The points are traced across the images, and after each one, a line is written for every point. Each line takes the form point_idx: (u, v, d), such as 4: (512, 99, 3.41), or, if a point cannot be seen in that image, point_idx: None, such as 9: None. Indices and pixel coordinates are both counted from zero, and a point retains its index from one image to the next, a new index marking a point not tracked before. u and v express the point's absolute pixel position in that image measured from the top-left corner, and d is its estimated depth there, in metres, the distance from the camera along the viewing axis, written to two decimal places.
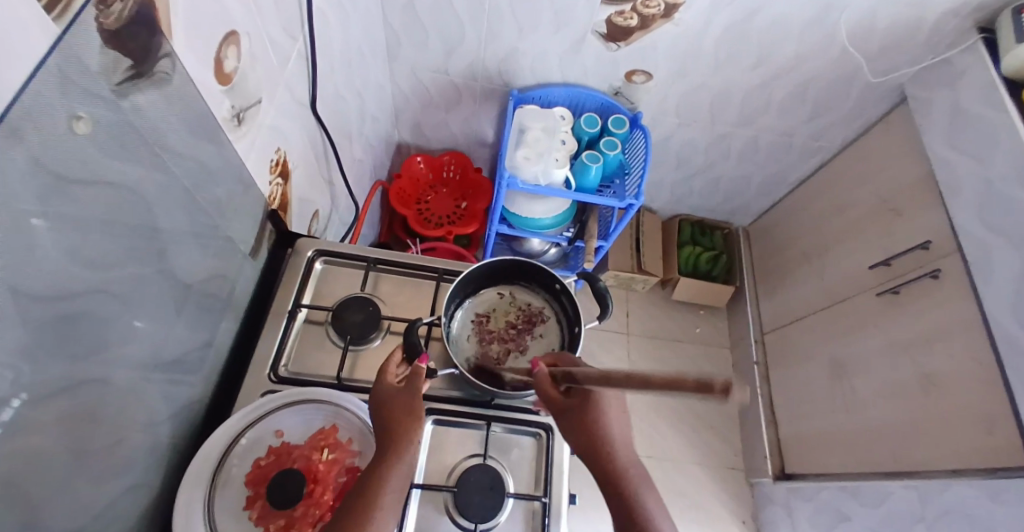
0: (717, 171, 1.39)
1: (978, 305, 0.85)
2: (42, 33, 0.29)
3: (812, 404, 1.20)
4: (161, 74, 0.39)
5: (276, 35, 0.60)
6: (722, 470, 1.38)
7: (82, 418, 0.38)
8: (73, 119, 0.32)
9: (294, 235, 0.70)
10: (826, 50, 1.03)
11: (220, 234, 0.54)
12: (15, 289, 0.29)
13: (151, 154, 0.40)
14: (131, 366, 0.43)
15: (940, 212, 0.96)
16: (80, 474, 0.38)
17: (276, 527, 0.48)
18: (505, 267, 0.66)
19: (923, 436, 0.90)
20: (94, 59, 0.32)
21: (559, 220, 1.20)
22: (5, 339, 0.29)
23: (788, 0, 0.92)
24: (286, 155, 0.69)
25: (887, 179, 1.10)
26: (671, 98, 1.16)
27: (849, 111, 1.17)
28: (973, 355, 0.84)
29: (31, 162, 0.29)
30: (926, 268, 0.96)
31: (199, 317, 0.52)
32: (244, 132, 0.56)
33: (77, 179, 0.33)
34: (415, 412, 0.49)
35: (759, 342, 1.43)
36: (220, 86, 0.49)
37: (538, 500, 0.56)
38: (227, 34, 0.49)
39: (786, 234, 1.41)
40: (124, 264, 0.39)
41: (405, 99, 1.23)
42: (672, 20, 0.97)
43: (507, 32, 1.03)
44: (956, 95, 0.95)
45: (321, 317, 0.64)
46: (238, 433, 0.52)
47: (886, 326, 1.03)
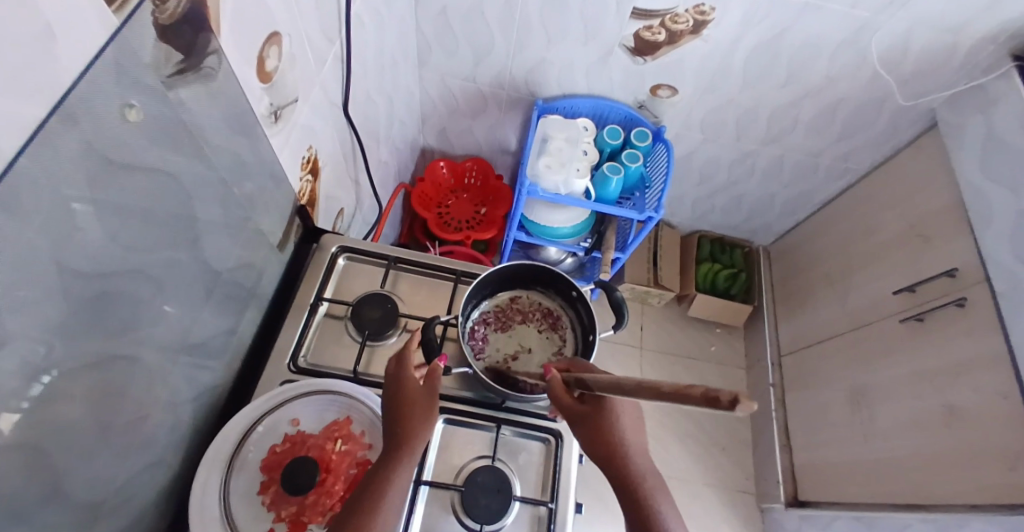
0: (740, 188, 1.38)
1: (1005, 336, 0.82)
2: (103, 24, 0.31)
3: (829, 430, 1.18)
4: (207, 69, 0.41)
5: (315, 38, 0.62)
6: (733, 492, 1.35)
7: (111, 392, 0.39)
8: (126, 107, 0.34)
9: (320, 231, 0.72)
10: (858, 71, 1.02)
11: (250, 225, 0.56)
12: (60, 265, 0.31)
13: (193, 144, 0.42)
14: (160, 347, 0.45)
15: (969, 240, 0.94)
16: (105, 446, 0.40)
17: (288, 513, 0.49)
18: (523, 272, 0.67)
19: (943, 469, 0.87)
20: (148, 52, 0.34)
21: (577, 230, 1.21)
22: (46, 311, 0.31)
23: (820, 20, 0.92)
24: (317, 154, 0.72)
25: (915, 204, 1.08)
26: (697, 113, 1.16)
27: (878, 134, 1.16)
28: (998, 388, 0.82)
29: (84, 146, 0.31)
30: (953, 296, 0.94)
31: (225, 304, 0.54)
32: (280, 129, 0.58)
33: (125, 164, 0.35)
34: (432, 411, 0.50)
35: (776, 364, 1.41)
36: (261, 84, 0.51)
37: (544, 506, 0.57)
38: (270, 35, 0.51)
39: (809, 255, 1.39)
40: (161, 248, 0.41)
41: (432, 105, 1.26)
42: (700, 37, 0.98)
43: (536, 42, 1.05)
44: (990, 122, 0.94)
45: (340, 312, 0.66)
46: (256, 419, 0.53)
47: (909, 353, 1.00)
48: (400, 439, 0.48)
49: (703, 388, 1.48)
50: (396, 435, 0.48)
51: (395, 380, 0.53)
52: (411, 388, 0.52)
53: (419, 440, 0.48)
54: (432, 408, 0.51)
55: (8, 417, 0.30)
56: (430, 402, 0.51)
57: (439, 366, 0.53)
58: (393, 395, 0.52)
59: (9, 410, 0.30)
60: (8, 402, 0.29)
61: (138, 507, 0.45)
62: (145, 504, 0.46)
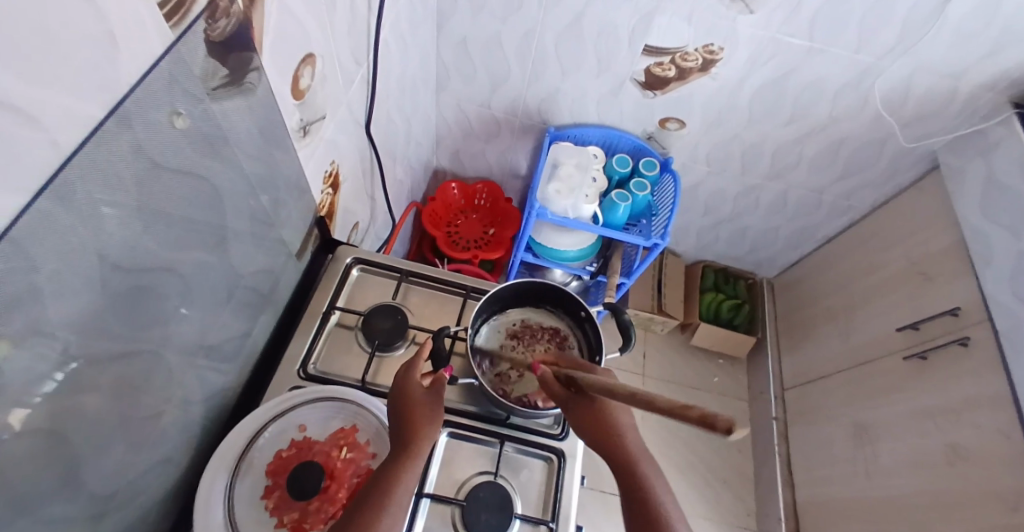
0: (745, 221, 1.40)
1: (1009, 377, 0.83)
2: (161, 38, 0.33)
3: (831, 467, 1.16)
4: (248, 84, 0.44)
5: (345, 60, 0.66)
6: (733, 528, 1.32)
7: (132, 386, 0.41)
8: (174, 115, 0.36)
9: (336, 243, 0.74)
10: (860, 113, 1.05)
11: (273, 232, 0.58)
12: (101, 258, 0.33)
13: (228, 153, 0.44)
14: (181, 344, 0.46)
15: (972, 280, 0.95)
16: (122, 439, 0.41)
17: (289, 519, 0.50)
18: (533, 290, 0.68)
19: (946, 510, 0.86)
20: (197, 65, 0.37)
21: (584, 253, 1.22)
22: (84, 301, 0.33)
23: (824, 63, 0.96)
24: (338, 169, 0.74)
25: (918, 243, 1.10)
26: (703, 146, 1.20)
27: (881, 174, 1.18)
28: (1002, 429, 0.82)
29: (134, 148, 0.33)
30: (956, 335, 0.95)
31: (243, 308, 0.56)
32: (307, 143, 0.61)
33: (167, 168, 0.37)
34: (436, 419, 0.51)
35: (778, 397, 1.40)
36: (293, 100, 0.54)
37: (544, 525, 0.56)
38: (305, 55, 0.54)
39: (813, 290, 1.40)
40: (190, 249, 0.43)
41: (448, 128, 1.30)
42: (708, 74, 1.02)
43: (551, 73, 1.09)
44: (990, 167, 0.96)
45: (351, 322, 0.67)
46: (264, 424, 0.54)
47: (912, 392, 1.00)
48: (405, 444, 0.48)
49: (704, 418, 1.47)
50: (401, 441, 0.49)
51: (399, 389, 0.53)
52: (415, 395, 0.52)
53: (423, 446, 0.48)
54: (438, 418, 0.51)
55: (19, 412, 0.30)
56: (437, 411, 0.51)
57: (445, 376, 0.54)
58: (397, 399, 0.52)
59: (22, 405, 0.30)
60: (21, 398, 0.29)
61: (145, 503, 0.46)
62: (152, 502, 0.47)
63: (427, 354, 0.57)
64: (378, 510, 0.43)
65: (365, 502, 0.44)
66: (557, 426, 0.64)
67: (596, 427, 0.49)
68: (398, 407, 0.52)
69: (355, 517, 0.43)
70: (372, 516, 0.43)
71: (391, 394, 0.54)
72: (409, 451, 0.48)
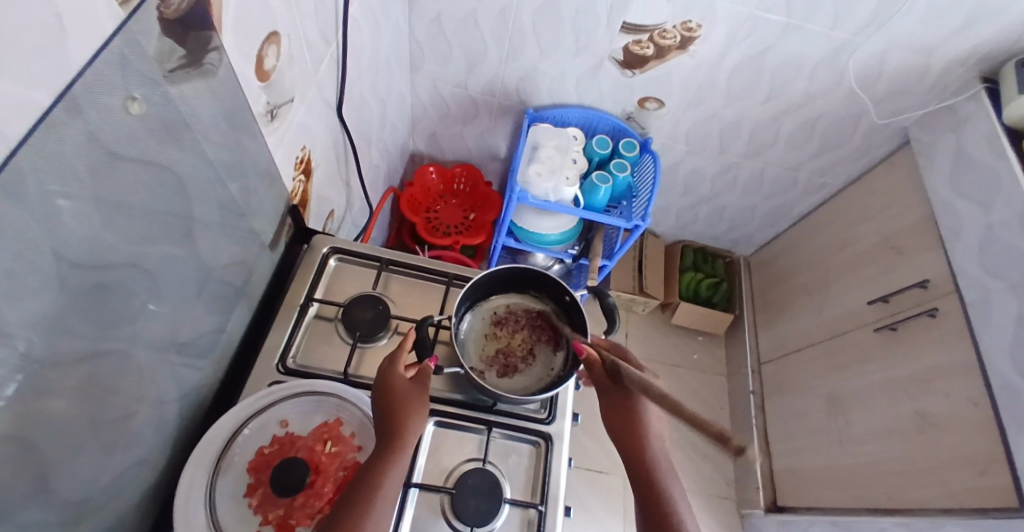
0: (723, 200, 1.42)
1: (976, 345, 0.86)
2: (111, 16, 0.31)
3: (806, 436, 1.20)
4: (208, 66, 0.41)
5: (313, 39, 0.63)
6: (714, 498, 1.37)
7: (100, 388, 0.39)
8: (128, 100, 0.34)
9: (311, 232, 0.72)
10: (835, 90, 1.06)
11: (244, 222, 0.56)
12: (57, 256, 0.31)
13: (191, 139, 0.42)
14: (151, 343, 0.44)
15: (940, 253, 0.98)
16: (93, 444, 0.39)
17: (275, 515, 0.49)
18: (517, 276, 0.67)
19: (916, 473, 0.90)
20: (152, 46, 0.34)
21: (565, 237, 1.22)
22: (43, 303, 0.31)
23: (801, 40, 0.96)
24: (310, 154, 0.72)
25: (889, 218, 1.13)
26: (682, 126, 1.20)
27: (854, 150, 1.20)
28: (969, 395, 0.85)
29: (87, 137, 0.31)
30: (925, 306, 0.98)
31: (215, 302, 0.53)
32: (275, 128, 0.58)
33: (125, 157, 0.35)
34: (421, 410, 0.50)
35: (755, 372, 1.44)
36: (259, 82, 0.51)
37: (534, 508, 0.57)
38: (270, 34, 0.51)
39: (788, 266, 1.43)
40: (155, 243, 0.41)
41: (423, 110, 1.26)
42: (687, 52, 1.01)
43: (528, 53, 1.07)
44: (959, 141, 0.99)
45: (331, 313, 0.65)
46: (244, 420, 0.53)
47: (883, 363, 1.04)
48: (389, 433, 0.48)
49: (685, 394, 1.50)
50: (387, 429, 0.48)
51: (383, 378, 0.52)
52: (401, 384, 0.51)
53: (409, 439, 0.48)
54: (424, 408, 0.51)
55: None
56: (422, 401, 0.51)
57: (430, 367, 0.53)
58: (380, 391, 0.51)
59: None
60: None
61: (122, 506, 0.44)
62: (129, 505, 0.45)
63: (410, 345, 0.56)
64: (365, 510, 0.43)
65: (354, 490, 0.44)
66: (544, 410, 0.64)
67: (623, 427, 0.50)
68: (381, 397, 0.51)
69: (340, 513, 0.42)
70: (358, 509, 0.42)
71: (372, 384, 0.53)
72: (393, 442, 0.47)
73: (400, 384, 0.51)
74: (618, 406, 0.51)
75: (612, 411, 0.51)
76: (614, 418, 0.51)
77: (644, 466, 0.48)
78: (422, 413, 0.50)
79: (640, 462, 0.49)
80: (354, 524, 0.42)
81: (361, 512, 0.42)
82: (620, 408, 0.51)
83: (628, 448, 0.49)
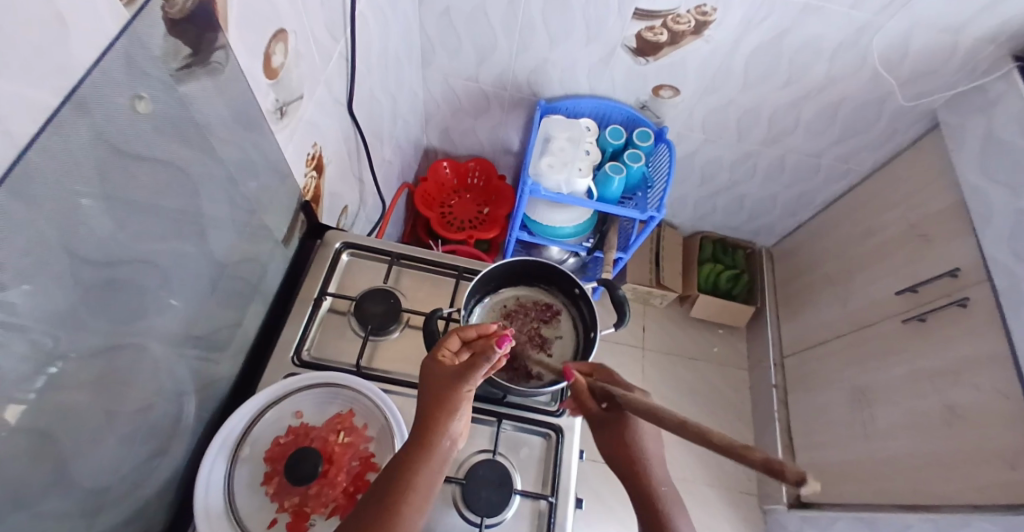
0: (742, 189, 1.39)
1: (1008, 336, 0.82)
2: (114, 17, 0.32)
3: (830, 430, 1.17)
4: (215, 64, 0.42)
5: (320, 36, 0.63)
6: (735, 493, 1.35)
7: (117, 380, 0.40)
8: (135, 99, 0.35)
9: (324, 228, 0.73)
10: (858, 72, 1.02)
11: (256, 218, 0.57)
12: (70, 252, 0.32)
13: (200, 137, 0.43)
14: (166, 336, 0.45)
15: (971, 240, 0.94)
16: (113, 433, 0.41)
17: (290, 503, 0.50)
18: (527, 268, 0.67)
19: (945, 469, 0.87)
20: (158, 46, 0.35)
21: (579, 229, 1.21)
22: (58, 298, 0.32)
23: (820, 22, 0.93)
24: (322, 151, 0.73)
25: (916, 204, 1.08)
26: (697, 114, 1.17)
27: (880, 135, 1.16)
28: (1000, 388, 0.82)
29: (95, 135, 0.32)
30: (955, 296, 0.94)
31: (229, 297, 0.55)
32: (286, 125, 0.59)
33: (135, 155, 0.36)
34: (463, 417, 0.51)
35: (778, 365, 1.41)
36: (267, 79, 0.52)
37: (545, 500, 0.57)
38: (277, 31, 0.52)
39: (812, 256, 1.39)
40: (168, 240, 0.42)
41: (435, 104, 1.27)
42: (702, 37, 0.99)
43: (539, 43, 1.06)
44: (991, 122, 0.94)
45: (344, 307, 0.66)
46: (260, 411, 0.54)
47: (910, 354, 1.00)
48: (426, 431, 0.47)
49: (704, 388, 1.48)
50: (425, 424, 0.47)
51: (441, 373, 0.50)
52: (450, 375, 0.49)
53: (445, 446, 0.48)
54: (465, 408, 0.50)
55: (13, 408, 0.30)
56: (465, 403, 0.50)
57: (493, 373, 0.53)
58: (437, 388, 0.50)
59: (14, 403, 0.30)
60: (6, 400, 0.29)
61: (143, 494, 0.46)
62: (150, 493, 0.47)
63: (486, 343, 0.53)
64: (393, 515, 0.42)
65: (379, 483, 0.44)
66: (555, 402, 0.64)
67: (623, 457, 0.50)
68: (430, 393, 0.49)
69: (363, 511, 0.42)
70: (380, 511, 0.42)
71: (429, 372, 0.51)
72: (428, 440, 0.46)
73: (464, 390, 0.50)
74: (614, 438, 0.50)
75: (610, 444, 0.51)
76: (611, 450, 0.51)
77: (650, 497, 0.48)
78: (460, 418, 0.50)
79: (646, 494, 0.48)
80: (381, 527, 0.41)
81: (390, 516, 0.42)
82: (615, 439, 0.50)
83: (631, 477, 0.49)
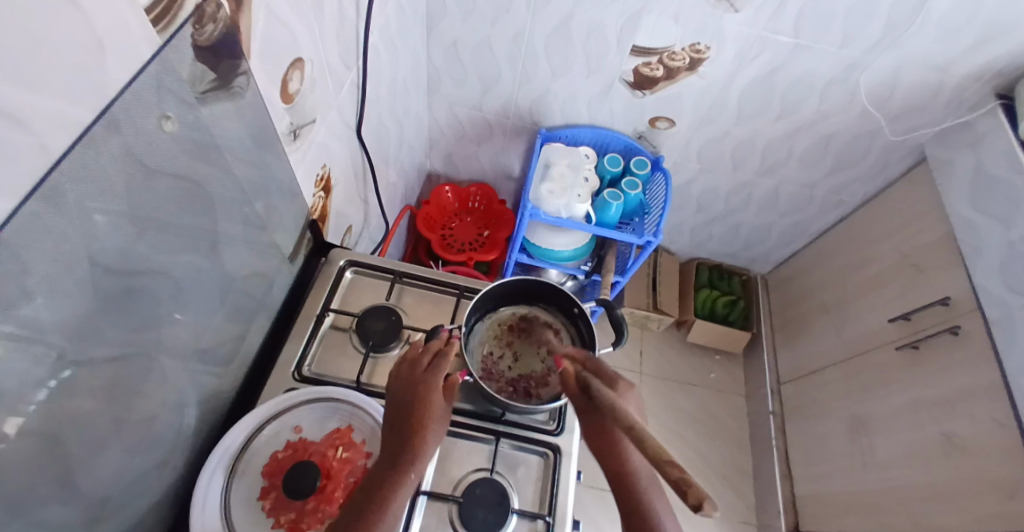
0: (737, 218, 1.42)
1: (1001, 364, 0.83)
2: (147, 42, 0.34)
3: (829, 459, 1.17)
4: (237, 88, 0.45)
5: (334, 64, 0.67)
6: (733, 523, 1.33)
7: (125, 390, 0.41)
8: (163, 118, 0.37)
9: (329, 246, 0.75)
10: (847, 108, 1.07)
11: (266, 236, 0.59)
12: (92, 261, 0.34)
13: (220, 158, 0.45)
14: (174, 348, 0.46)
15: (961, 270, 0.96)
16: (117, 443, 0.41)
17: (286, 519, 0.50)
18: (526, 287, 0.69)
19: (942, 498, 0.87)
20: (186, 70, 0.38)
21: (578, 253, 1.23)
22: (77, 305, 0.33)
23: (810, 59, 0.97)
24: (330, 172, 0.75)
25: (907, 235, 1.11)
26: (693, 145, 1.21)
27: (870, 167, 1.19)
28: (995, 417, 0.82)
29: (124, 151, 0.34)
30: (947, 325, 0.96)
31: (236, 311, 0.56)
32: (298, 146, 0.62)
33: (158, 172, 0.38)
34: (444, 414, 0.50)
35: (775, 392, 1.41)
36: (283, 104, 0.55)
37: (541, 520, 0.57)
38: (294, 59, 0.55)
39: (807, 284, 1.41)
40: (182, 253, 0.44)
41: (440, 131, 1.30)
42: (696, 73, 1.03)
43: (541, 75, 1.10)
44: (977, 157, 0.97)
45: (345, 324, 0.67)
46: (261, 425, 0.54)
47: (906, 382, 1.01)
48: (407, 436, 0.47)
49: (702, 414, 1.47)
50: (407, 438, 0.46)
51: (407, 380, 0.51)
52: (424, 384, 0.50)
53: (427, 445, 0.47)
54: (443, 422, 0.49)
55: (13, 421, 0.30)
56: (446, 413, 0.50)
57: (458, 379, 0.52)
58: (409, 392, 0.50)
59: (16, 414, 0.30)
60: (15, 406, 0.30)
61: (141, 506, 0.46)
62: (148, 505, 0.47)
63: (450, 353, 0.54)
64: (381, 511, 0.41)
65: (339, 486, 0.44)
66: (552, 421, 0.64)
67: None
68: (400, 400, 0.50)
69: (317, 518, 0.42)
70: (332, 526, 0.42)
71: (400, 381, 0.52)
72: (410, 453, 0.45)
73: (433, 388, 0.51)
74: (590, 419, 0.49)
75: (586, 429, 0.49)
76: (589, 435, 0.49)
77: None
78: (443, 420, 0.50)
79: None
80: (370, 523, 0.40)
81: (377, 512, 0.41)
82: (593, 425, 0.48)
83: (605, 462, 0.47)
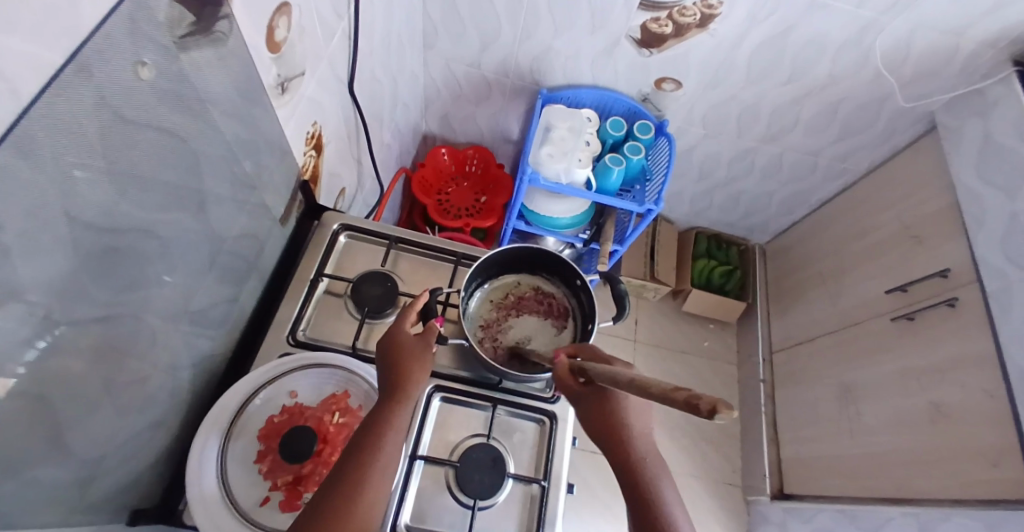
0: (739, 186, 1.39)
1: (995, 336, 0.84)
2: None
3: (816, 425, 1.19)
4: (219, 34, 0.42)
5: (324, 12, 0.62)
6: (718, 484, 1.37)
7: (115, 354, 0.40)
8: (139, 64, 0.34)
9: (321, 208, 0.72)
10: (860, 71, 1.03)
11: (255, 196, 0.56)
12: (73, 219, 0.32)
13: (204, 110, 0.43)
14: (164, 310, 0.45)
15: (962, 241, 0.95)
16: (108, 407, 0.40)
17: (284, 481, 0.50)
18: (529, 256, 0.67)
19: (925, 463, 0.89)
20: (163, 11, 0.35)
21: (576, 220, 1.21)
22: (57, 265, 0.31)
23: (826, 19, 0.93)
24: (321, 130, 0.72)
25: (910, 205, 1.10)
26: (698, 109, 1.17)
27: (876, 135, 1.17)
28: (985, 387, 0.84)
29: (99, 100, 0.31)
30: (944, 297, 0.96)
31: (227, 275, 0.54)
32: (286, 101, 0.59)
33: (138, 123, 0.35)
34: (425, 365, 0.52)
35: (767, 360, 1.43)
36: (269, 53, 0.51)
37: (537, 484, 0.57)
38: (281, 4, 0.51)
39: (805, 254, 1.41)
40: (168, 213, 0.42)
41: (436, 90, 1.25)
42: (707, 30, 0.98)
43: (543, 30, 1.05)
44: (987, 126, 0.95)
45: (340, 289, 0.66)
46: (256, 389, 0.54)
47: (897, 352, 1.02)
48: (394, 390, 0.49)
49: (693, 382, 1.49)
50: (390, 392, 0.49)
51: (388, 337, 0.54)
52: (407, 343, 0.53)
53: (411, 394, 0.49)
54: (423, 372, 0.51)
55: (3, 382, 0.29)
56: (425, 363, 0.52)
57: (436, 327, 0.55)
58: (389, 351, 0.52)
59: (4, 374, 0.29)
60: (3, 366, 0.29)
61: (136, 467, 0.46)
62: (144, 466, 0.47)
63: (419, 308, 0.57)
64: (371, 452, 0.45)
65: (359, 442, 0.45)
66: (549, 389, 0.64)
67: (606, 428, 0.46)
68: (382, 356, 0.53)
69: (348, 467, 0.44)
70: (362, 475, 0.43)
71: (386, 339, 0.54)
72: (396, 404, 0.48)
73: (413, 343, 0.53)
74: (597, 412, 0.48)
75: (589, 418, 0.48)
76: (591, 423, 0.48)
77: (650, 498, 0.43)
78: (424, 372, 0.51)
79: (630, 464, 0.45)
80: (364, 466, 0.44)
81: (369, 452, 0.44)
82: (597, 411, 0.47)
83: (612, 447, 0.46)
